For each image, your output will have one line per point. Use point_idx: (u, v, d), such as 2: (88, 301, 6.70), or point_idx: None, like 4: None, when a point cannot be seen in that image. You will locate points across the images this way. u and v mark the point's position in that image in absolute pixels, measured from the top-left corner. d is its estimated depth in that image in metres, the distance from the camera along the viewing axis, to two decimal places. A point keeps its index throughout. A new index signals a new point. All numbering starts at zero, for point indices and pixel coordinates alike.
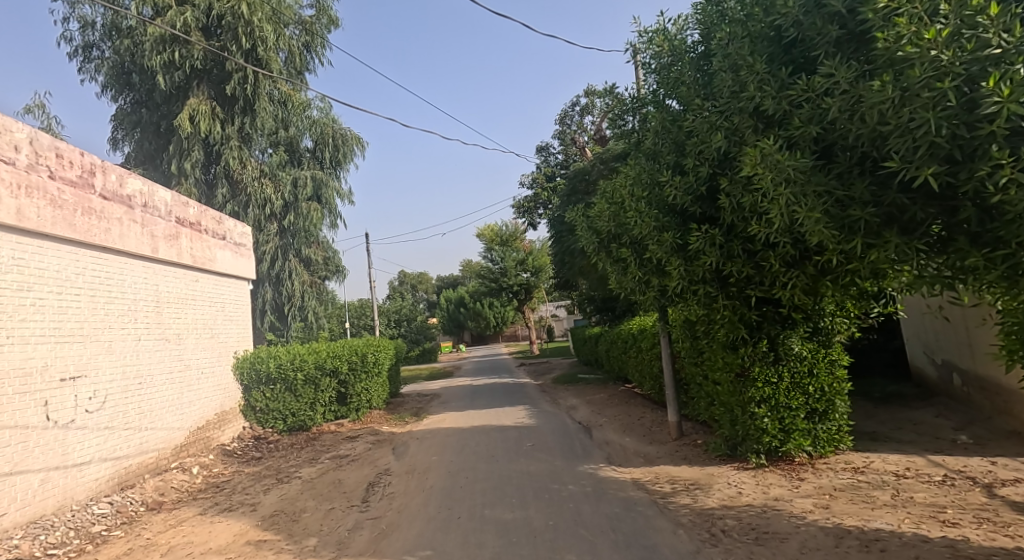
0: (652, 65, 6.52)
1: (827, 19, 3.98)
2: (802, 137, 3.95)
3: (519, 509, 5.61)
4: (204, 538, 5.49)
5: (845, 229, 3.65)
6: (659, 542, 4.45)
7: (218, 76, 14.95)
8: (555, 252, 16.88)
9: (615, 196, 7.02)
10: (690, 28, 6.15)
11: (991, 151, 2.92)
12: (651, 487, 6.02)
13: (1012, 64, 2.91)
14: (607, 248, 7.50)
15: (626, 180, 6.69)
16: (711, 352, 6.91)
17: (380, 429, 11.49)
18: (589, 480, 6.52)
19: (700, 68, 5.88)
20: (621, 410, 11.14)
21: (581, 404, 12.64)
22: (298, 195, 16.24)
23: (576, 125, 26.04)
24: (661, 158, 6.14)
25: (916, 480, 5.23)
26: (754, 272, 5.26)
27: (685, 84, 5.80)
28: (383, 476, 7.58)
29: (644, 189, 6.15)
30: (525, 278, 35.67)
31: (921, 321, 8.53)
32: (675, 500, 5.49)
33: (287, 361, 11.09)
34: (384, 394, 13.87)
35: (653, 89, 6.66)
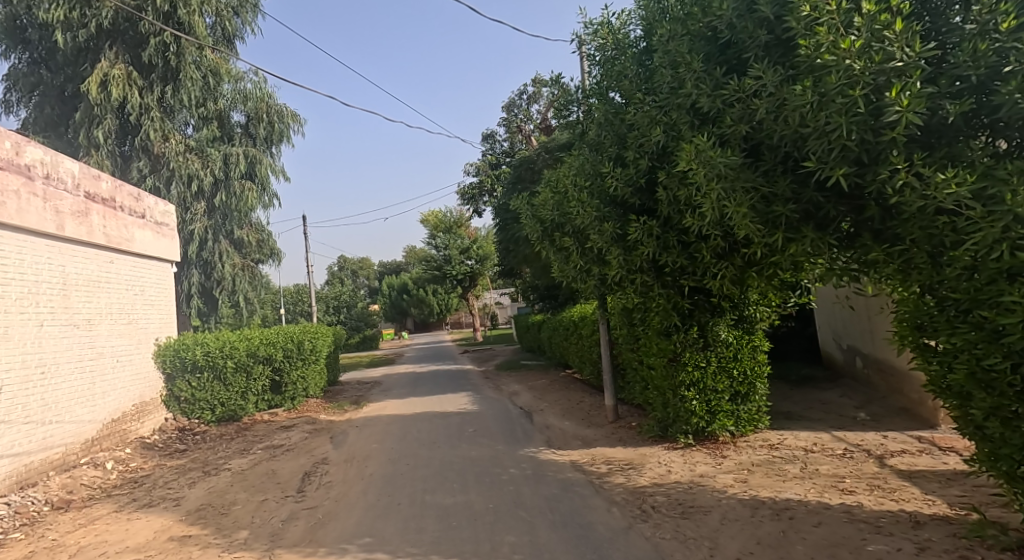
0: (597, 57, 6.72)
1: (756, 23, 4.27)
2: (733, 135, 4.23)
3: (459, 494, 5.75)
4: (121, 536, 5.35)
5: (769, 223, 3.97)
6: (594, 520, 4.71)
7: (134, 39, 14.16)
8: (499, 240, 17.03)
9: (558, 186, 7.22)
10: (633, 22, 6.39)
11: (891, 157, 3.25)
12: (588, 469, 6.31)
13: (912, 77, 3.23)
14: (550, 236, 7.70)
15: (570, 170, 6.90)
16: (647, 338, 7.22)
17: (318, 417, 11.37)
18: (529, 462, 6.75)
19: (641, 63, 6.11)
20: (562, 395, 11.45)
21: (523, 390, 12.88)
22: (231, 173, 15.67)
23: (523, 113, 26.10)
24: (604, 149, 6.39)
25: (822, 453, 5.73)
26: (687, 262, 5.58)
27: (627, 78, 6.03)
28: (321, 465, 7.55)
29: (586, 179, 6.37)
30: (469, 266, 35.57)
31: (831, 311, 9.21)
32: (609, 480, 5.79)
33: (216, 347, 10.81)
34: (322, 382, 13.67)
35: (597, 81, 6.84)
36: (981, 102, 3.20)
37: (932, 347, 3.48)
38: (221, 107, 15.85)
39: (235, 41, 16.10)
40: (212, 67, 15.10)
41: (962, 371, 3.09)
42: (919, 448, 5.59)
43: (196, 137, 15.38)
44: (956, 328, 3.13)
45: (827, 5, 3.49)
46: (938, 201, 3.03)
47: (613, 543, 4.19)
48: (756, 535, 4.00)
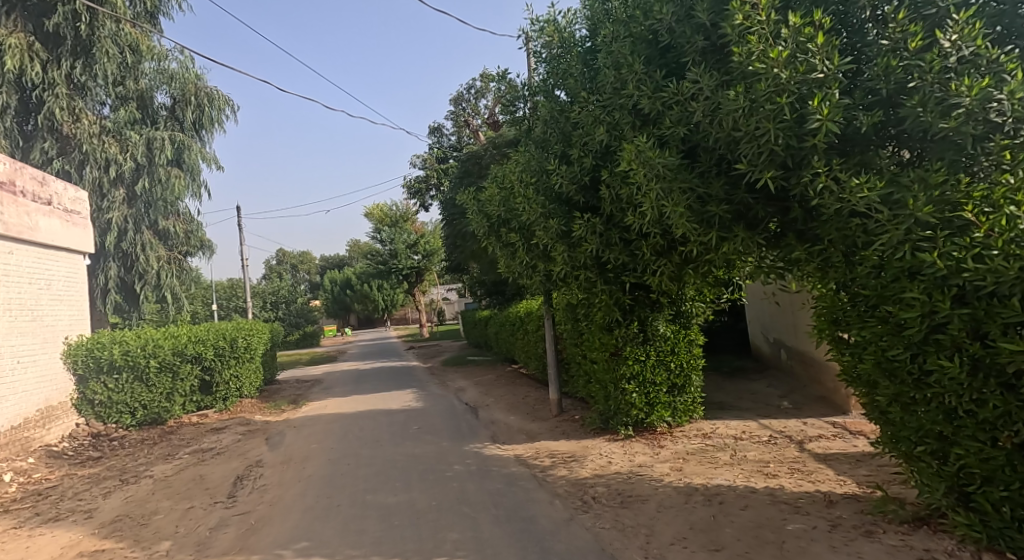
0: (543, 54, 6.81)
1: (694, 29, 4.46)
2: (671, 136, 4.42)
3: (402, 492, 5.75)
4: (24, 554, 5.04)
5: (703, 223, 4.16)
6: (537, 513, 4.83)
7: (38, 8, 13.32)
8: (446, 235, 16.98)
9: (505, 182, 7.29)
10: (578, 22, 6.52)
11: (812, 161, 3.47)
12: (531, 462, 6.44)
13: (831, 88, 3.46)
14: (496, 232, 7.76)
15: (516, 166, 6.99)
16: (590, 333, 7.41)
17: (252, 418, 11.04)
18: (473, 458, 6.82)
19: (586, 62, 6.24)
20: (507, 390, 11.57)
21: (469, 385, 12.92)
22: (154, 158, 14.83)
23: (471, 107, 26.01)
24: (549, 146, 6.51)
25: (750, 441, 6.07)
26: (629, 259, 5.76)
27: (572, 76, 6.16)
28: (253, 468, 7.36)
29: (532, 176, 6.48)
30: (416, 261, 35.17)
31: (759, 307, 9.72)
32: (552, 472, 5.94)
33: (137, 346, 10.38)
34: (257, 381, 13.29)
35: (543, 78, 6.93)
36: (891, 114, 3.46)
37: (846, 340, 3.77)
38: (143, 87, 15.09)
39: (159, 17, 15.32)
40: (130, 42, 14.33)
41: (870, 361, 3.36)
42: (834, 433, 6.02)
43: (114, 118, 14.45)
44: (866, 322, 3.40)
45: (758, 16, 3.71)
46: (851, 204, 3.27)
47: (551, 535, 4.30)
48: (687, 521, 4.22)
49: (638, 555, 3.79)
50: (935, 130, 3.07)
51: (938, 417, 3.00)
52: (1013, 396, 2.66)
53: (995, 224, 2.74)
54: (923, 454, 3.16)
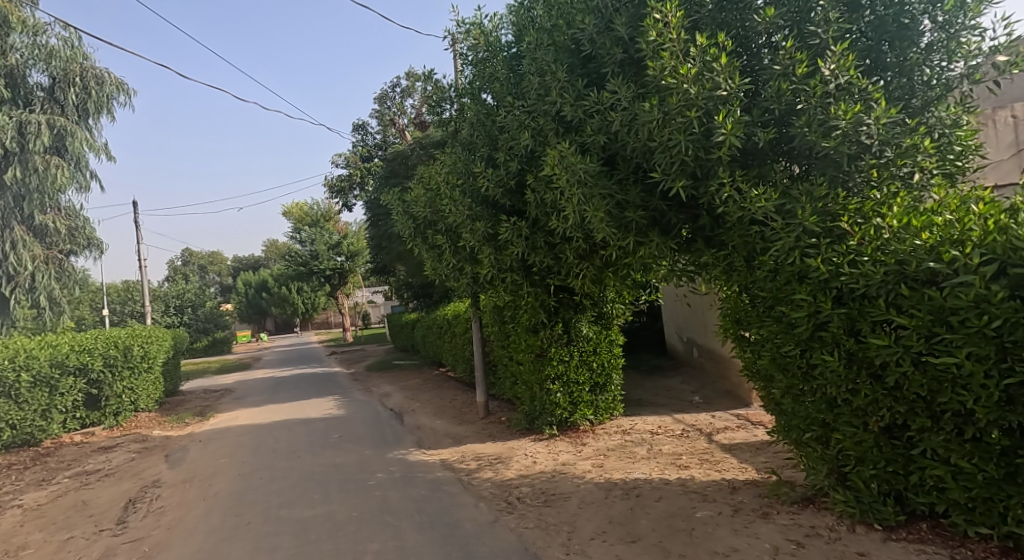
0: (470, 56, 6.89)
1: (613, 41, 4.68)
2: (593, 144, 4.61)
3: (319, 505, 5.58)
4: None
5: (622, 227, 4.36)
6: (461, 518, 4.86)
7: None
8: (371, 236, 16.70)
9: (431, 183, 7.28)
10: (504, 27, 6.64)
11: (717, 172, 3.73)
12: (457, 466, 6.49)
13: (733, 106, 3.73)
14: (422, 233, 7.74)
15: (442, 167, 7.01)
16: (516, 336, 7.55)
17: (149, 435, 10.33)
18: (397, 465, 6.78)
19: (512, 67, 6.38)
20: (434, 394, 11.56)
21: (394, 391, 12.79)
22: (29, 144, 12.27)
23: (397, 106, 25.66)
24: (476, 149, 6.58)
25: (665, 435, 6.41)
26: (553, 262, 5.94)
27: (498, 80, 6.27)
28: (149, 489, 6.89)
29: (458, 177, 6.52)
30: (338, 262, 34.33)
31: (674, 309, 10.26)
32: (478, 475, 6.01)
33: (5, 358, 9.32)
34: (156, 393, 12.46)
35: (470, 80, 6.97)
36: (783, 131, 3.79)
37: (747, 337, 4.10)
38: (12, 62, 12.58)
39: None
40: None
41: (766, 356, 3.67)
42: (739, 424, 6.47)
43: None
44: (764, 321, 3.71)
45: (669, 34, 3.92)
46: (750, 213, 3.55)
47: (477, 538, 4.36)
48: (605, 515, 4.41)
49: (559, 552, 3.91)
50: (818, 148, 3.39)
51: (822, 406, 3.34)
52: (880, 385, 3.02)
53: (865, 233, 3.14)
54: (809, 440, 3.49)
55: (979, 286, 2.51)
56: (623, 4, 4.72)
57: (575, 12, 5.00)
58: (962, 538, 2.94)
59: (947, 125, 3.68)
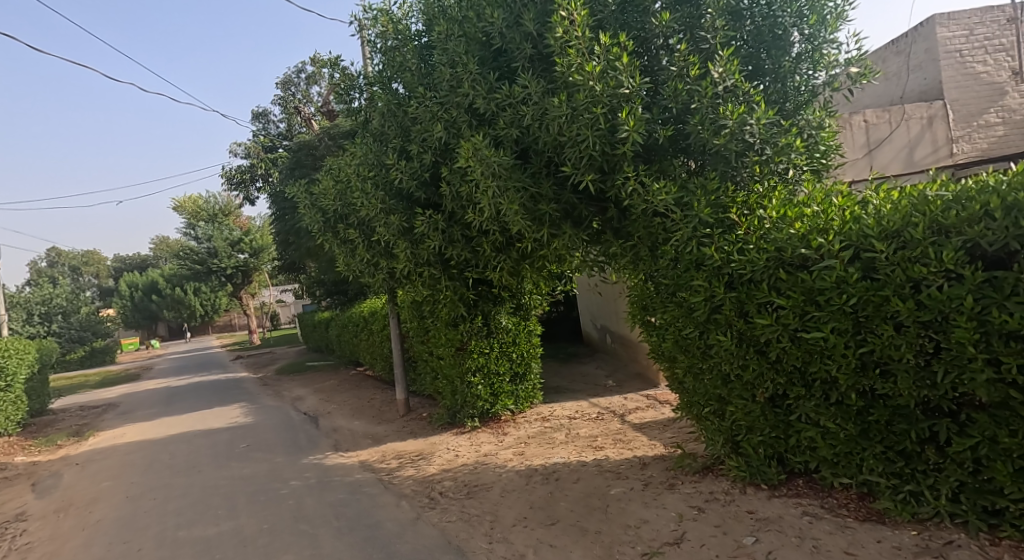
0: (379, 44, 6.76)
1: (522, 36, 4.81)
2: (506, 137, 4.70)
3: (227, 520, 5.30)
4: None
5: (536, 220, 4.48)
6: (382, 518, 4.82)
7: None
8: (278, 232, 15.97)
9: (340, 175, 7.09)
10: (414, 15, 6.58)
11: (622, 167, 3.95)
12: (377, 467, 6.44)
13: (634, 104, 3.95)
14: (333, 228, 7.52)
15: (352, 158, 6.84)
16: (435, 330, 7.55)
17: (13, 461, 9.33)
18: (312, 471, 6.62)
19: (423, 57, 6.33)
20: (351, 394, 11.34)
21: (308, 393, 12.42)
22: None
23: (302, 94, 24.59)
24: (388, 140, 6.49)
25: (582, 419, 6.70)
26: (470, 255, 6.01)
27: (409, 70, 6.20)
28: (16, 523, 6.23)
29: (370, 169, 6.41)
30: (241, 259, 32.66)
31: (588, 298, 10.60)
32: (399, 474, 6.01)
33: None
34: (20, 414, 11.31)
35: (379, 69, 6.92)
36: (680, 129, 4.06)
37: (652, 322, 4.36)
38: None
39: None
40: None
41: (671, 339, 3.95)
42: (648, 404, 6.88)
43: None
44: (667, 307, 3.97)
45: (575, 31, 4.07)
46: (652, 206, 3.78)
47: (399, 536, 4.37)
48: (525, 503, 4.55)
49: (482, 542, 4.01)
50: (710, 145, 3.68)
51: (718, 382, 3.65)
52: (764, 359, 3.35)
53: (750, 224, 3.45)
54: (708, 413, 3.81)
55: (839, 269, 2.86)
56: None
57: (484, 5, 5.05)
58: (831, 489, 3.35)
59: (814, 127, 4.04)
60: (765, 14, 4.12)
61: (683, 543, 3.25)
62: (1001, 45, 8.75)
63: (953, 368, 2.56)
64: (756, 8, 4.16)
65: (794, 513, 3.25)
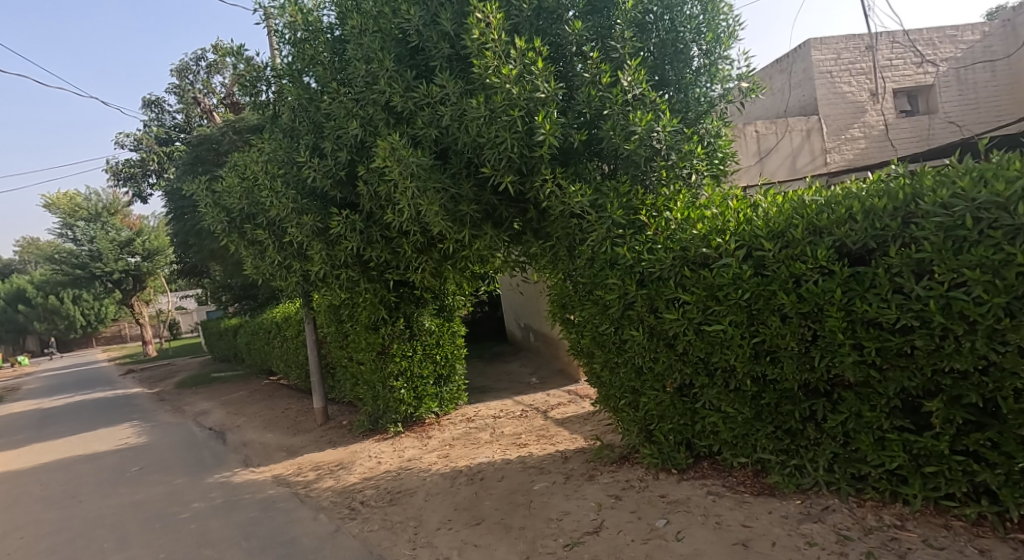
0: (287, 35, 6.53)
1: (440, 36, 4.83)
2: (425, 137, 4.70)
3: (121, 550, 4.92)
4: None
5: (457, 221, 4.52)
6: (298, 534, 4.69)
7: None
8: (176, 233, 14.83)
9: (246, 172, 6.75)
10: (325, 7, 6.40)
11: (541, 169, 4.07)
12: (293, 480, 6.24)
13: (550, 108, 4.08)
14: (239, 229, 7.15)
15: (259, 155, 6.55)
16: (354, 335, 7.37)
17: None
18: (219, 490, 6.29)
19: (336, 50, 6.17)
20: (262, 406, 10.88)
21: (213, 407, 11.76)
22: None
23: (202, 83, 23.11)
24: (299, 135, 6.27)
25: (506, 417, 6.82)
26: (390, 256, 5.94)
27: (320, 63, 6.01)
28: None
29: (280, 166, 6.19)
30: (131, 263, 30.37)
31: (511, 297, 10.79)
32: (316, 487, 5.85)
33: None
34: None
35: (288, 61, 6.62)
36: (593, 134, 4.23)
37: (571, 320, 4.52)
38: None
39: None
40: None
41: (588, 335, 4.12)
42: (570, 399, 7.11)
43: None
44: (584, 304, 4.14)
45: (492, 34, 4.13)
46: (570, 207, 3.92)
47: (318, 550, 4.25)
48: (447, 506, 4.57)
49: (405, 548, 4.02)
50: (622, 150, 3.88)
51: (632, 375, 3.86)
52: (673, 351, 3.58)
53: (658, 225, 3.68)
54: (624, 405, 4.01)
55: (735, 266, 3.13)
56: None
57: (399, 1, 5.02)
58: (732, 468, 3.64)
59: (712, 135, 4.37)
60: (668, 28, 4.41)
61: (601, 531, 3.41)
62: (862, 69, 9.79)
63: (827, 353, 2.86)
64: (662, 21, 4.42)
65: (700, 493, 3.50)
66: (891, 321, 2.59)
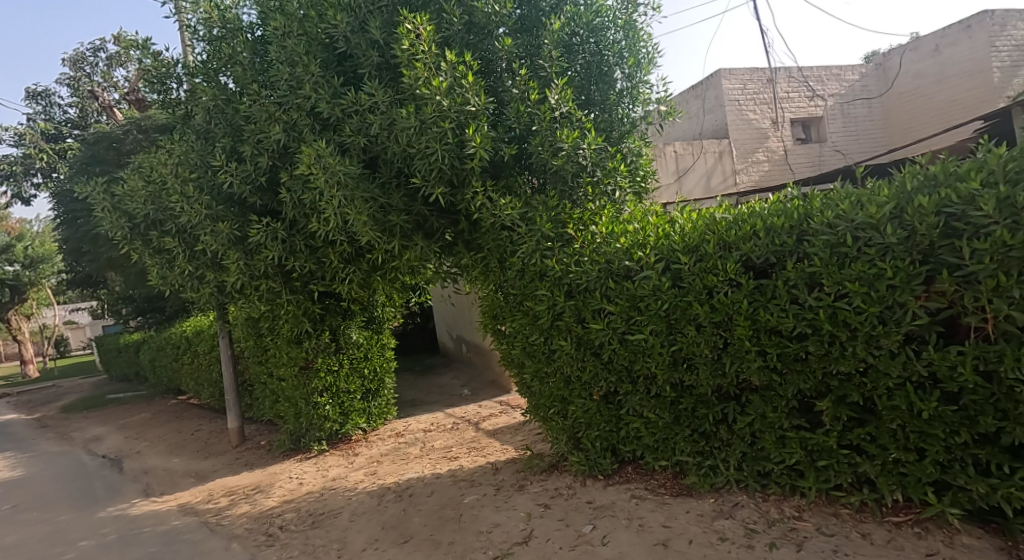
0: (203, 32, 6.27)
1: (368, 44, 4.80)
2: (352, 145, 4.63)
3: None
4: None
5: (386, 232, 4.47)
6: None
7: None
8: (68, 238, 13.37)
9: (152, 175, 6.29)
10: (246, 6, 6.19)
11: (471, 182, 4.12)
12: (202, 508, 5.88)
13: (480, 121, 4.15)
14: (143, 236, 6.63)
15: (166, 157, 6.16)
16: (275, 349, 7.09)
17: None
18: (114, 523, 5.82)
19: (256, 51, 5.96)
20: (168, 429, 10.20)
21: (109, 433, 10.86)
22: None
23: (100, 76, 21.33)
24: (214, 138, 6.01)
25: (437, 431, 6.78)
26: (315, 267, 5.75)
27: (239, 63, 5.78)
28: None
29: (192, 170, 5.87)
30: (10, 272, 27.56)
31: (443, 309, 10.75)
32: (229, 514, 5.55)
33: None
34: None
35: (203, 60, 6.39)
36: (523, 148, 4.33)
37: (502, 330, 4.58)
38: None
39: None
40: None
41: (519, 346, 4.19)
42: (501, 409, 7.19)
43: None
44: (515, 315, 4.21)
45: (422, 46, 4.15)
46: (500, 219, 3.98)
47: None
48: (370, 527, 4.47)
49: None
50: (550, 165, 4.00)
51: (560, 384, 3.96)
52: (599, 360, 3.71)
53: (585, 238, 3.81)
54: (553, 414, 4.10)
55: (655, 278, 3.29)
56: (376, 8, 4.92)
57: (326, 6, 4.95)
58: (653, 472, 3.80)
59: (635, 154, 4.59)
60: (593, 51, 4.62)
61: (530, 541, 3.46)
62: (764, 99, 10.56)
63: (736, 359, 3.07)
64: (587, 44, 4.62)
65: (624, 497, 3.63)
66: (790, 329, 2.82)
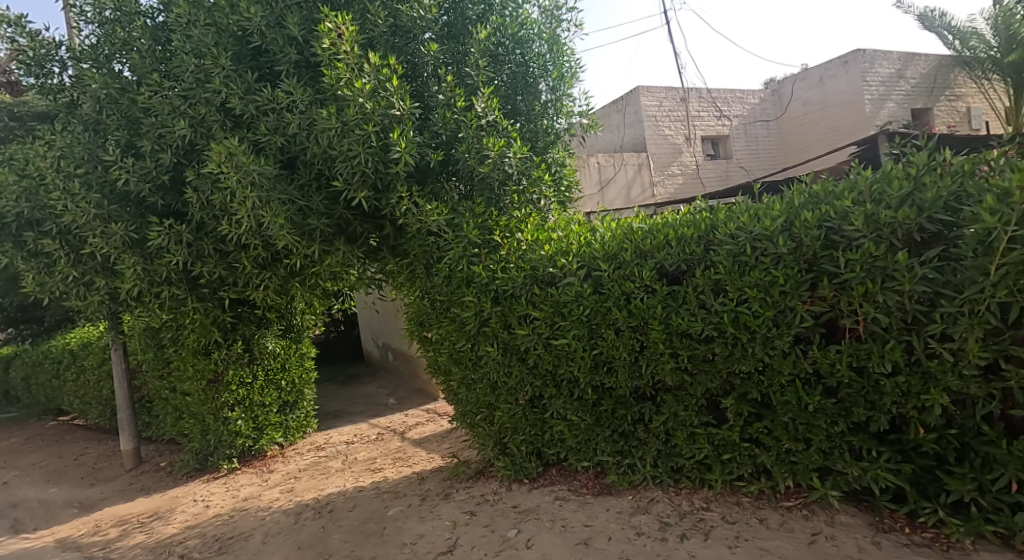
0: (93, 15, 5.81)
1: (285, 40, 4.69)
2: (268, 144, 4.49)
3: None
4: None
5: (305, 236, 4.37)
6: None
7: None
8: None
9: (27, 168, 5.65)
10: None
11: (395, 186, 4.11)
12: (89, 540, 5.42)
13: (404, 125, 4.16)
14: (18, 237, 5.97)
15: (42, 150, 5.57)
16: (178, 362, 6.68)
17: None
18: None
19: (157, 39, 5.60)
20: (46, 454, 9.28)
21: None
22: None
23: None
24: (106, 131, 5.57)
25: (360, 442, 6.66)
26: (227, 272, 5.42)
27: (136, 51, 5.42)
28: None
29: (74, 164, 5.43)
30: None
31: (368, 316, 10.57)
32: (121, 544, 5.15)
33: None
34: None
35: (93, 44, 5.90)
36: (449, 155, 4.38)
37: (428, 337, 4.59)
38: None
39: None
40: None
41: (445, 352, 4.22)
42: (428, 418, 7.16)
43: None
44: (441, 322, 4.24)
45: (343, 46, 4.10)
46: (426, 225, 4.00)
47: None
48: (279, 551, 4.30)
49: None
50: (476, 172, 4.08)
51: (487, 390, 4.02)
52: (525, 365, 3.81)
53: (509, 245, 3.90)
54: (479, 420, 4.15)
55: (577, 285, 3.43)
56: (295, 5, 4.80)
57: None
58: (576, 472, 3.93)
59: (559, 165, 4.76)
60: (519, 63, 4.74)
61: (455, 549, 3.48)
62: (677, 117, 11.16)
63: (651, 361, 3.25)
64: (513, 55, 4.72)
65: (548, 499, 3.73)
66: (698, 332, 3.03)
